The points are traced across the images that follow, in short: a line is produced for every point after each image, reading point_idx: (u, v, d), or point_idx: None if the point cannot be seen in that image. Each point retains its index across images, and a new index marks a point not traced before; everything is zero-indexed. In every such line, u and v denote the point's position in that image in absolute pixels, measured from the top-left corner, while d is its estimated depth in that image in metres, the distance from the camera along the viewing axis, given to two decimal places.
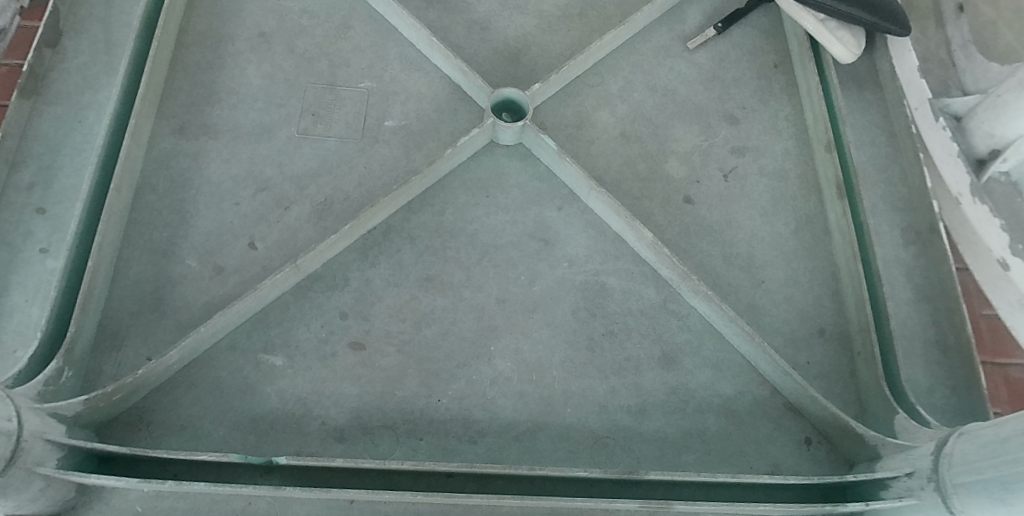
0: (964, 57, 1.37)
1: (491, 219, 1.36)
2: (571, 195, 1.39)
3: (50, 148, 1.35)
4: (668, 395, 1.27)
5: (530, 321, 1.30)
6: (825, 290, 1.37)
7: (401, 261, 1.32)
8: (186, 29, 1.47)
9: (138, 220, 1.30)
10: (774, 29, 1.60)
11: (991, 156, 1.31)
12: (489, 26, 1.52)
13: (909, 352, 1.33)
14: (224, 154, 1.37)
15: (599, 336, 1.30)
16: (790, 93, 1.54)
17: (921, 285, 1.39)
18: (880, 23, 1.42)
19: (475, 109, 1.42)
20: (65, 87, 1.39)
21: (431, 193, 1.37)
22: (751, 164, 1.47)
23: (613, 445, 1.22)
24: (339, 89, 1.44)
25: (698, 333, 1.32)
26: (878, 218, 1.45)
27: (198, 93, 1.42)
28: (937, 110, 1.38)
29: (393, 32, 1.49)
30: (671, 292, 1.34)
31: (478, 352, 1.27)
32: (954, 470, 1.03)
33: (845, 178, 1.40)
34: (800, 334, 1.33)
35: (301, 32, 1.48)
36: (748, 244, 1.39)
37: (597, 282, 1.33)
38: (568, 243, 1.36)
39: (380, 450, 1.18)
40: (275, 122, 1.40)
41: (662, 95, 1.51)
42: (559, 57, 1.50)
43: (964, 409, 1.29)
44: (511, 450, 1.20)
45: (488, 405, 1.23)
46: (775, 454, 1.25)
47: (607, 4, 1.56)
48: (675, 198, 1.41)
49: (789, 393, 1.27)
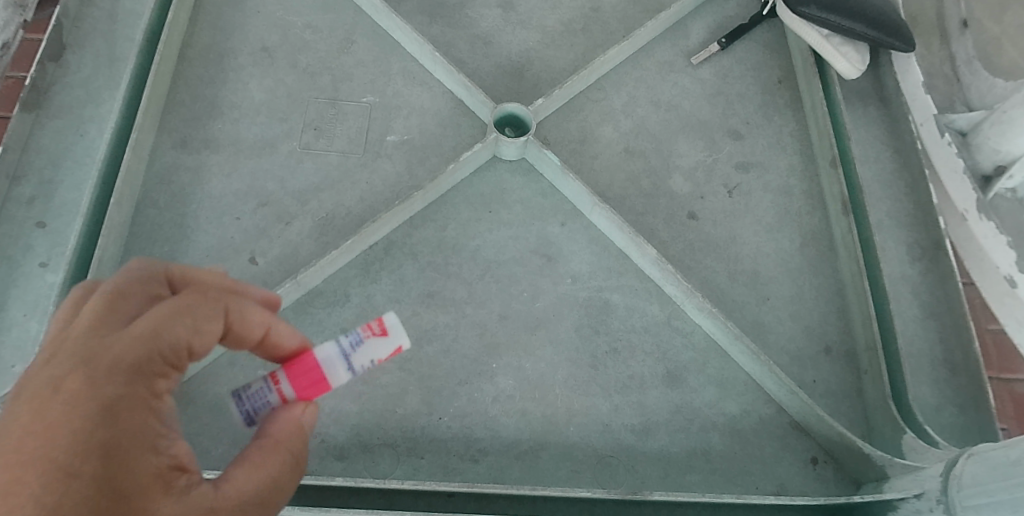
0: (969, 73, 1.42)
1: (494, 235, 1.35)
2: (574, 210, 1.38)
3: (52, 162, 1.34)
4: (672, 414, 1.25)
5: (533, 338, 1.28)
6: (831, 307, 1.36)
7: (402, 277, 1.30)
8: (189, 44, 1.46)
9: (138, 235, 1.29)
10: (777, 44, 1.60)
11: (996, 174, 1.34)
12: (492, 41, 1.51)
13: (918, 370, 1.31)
14: (225, 168, 1.36)
15: (602, 354, 1.28)
16: (795, 109, 1.54)
17: (928, 302, 1.37)
18: (884, 39, 1.43)
19: (478, 124, 1.42)
20: (67, 100, 1.39)
21: (433, 208, 1.36)
22: (756, 180, 1.46)
23: (617, 464, 1.20)
24: (342, 103, 1.43)
25: (703, 351, 1.30)
26: (884, 235, 1.42)
27: (200, 106, 1.41)
28: (943, 126, 1.40)
29: (396, 47, 1.49)
30: (675, 308, 1.33)
31: (480, 370, 1.25)
32: (963, 492, 1.01)
33: (851, 194, 1.40)
34: (806, 352, 1.31)
35: (303, 47, 1.48)
36: (753, 260, 1.38)
37: (600, 300, 1.32)
38: (570, 259, 1.35)
39: (380, 469, 1.17)
40: (277, 136, 1.40)
41: (666, 110, 1.51)
42: (562, 73, 1.49)
43: (973, 428, 1.26)
44: (514, 469, 1.18)
45: (490, 423, 1.21)
46: (781, 474, 1.23)
47: (610, 20, 1.56)
48: (679, 213, 1.40)
49: (795, 412, 1.25)
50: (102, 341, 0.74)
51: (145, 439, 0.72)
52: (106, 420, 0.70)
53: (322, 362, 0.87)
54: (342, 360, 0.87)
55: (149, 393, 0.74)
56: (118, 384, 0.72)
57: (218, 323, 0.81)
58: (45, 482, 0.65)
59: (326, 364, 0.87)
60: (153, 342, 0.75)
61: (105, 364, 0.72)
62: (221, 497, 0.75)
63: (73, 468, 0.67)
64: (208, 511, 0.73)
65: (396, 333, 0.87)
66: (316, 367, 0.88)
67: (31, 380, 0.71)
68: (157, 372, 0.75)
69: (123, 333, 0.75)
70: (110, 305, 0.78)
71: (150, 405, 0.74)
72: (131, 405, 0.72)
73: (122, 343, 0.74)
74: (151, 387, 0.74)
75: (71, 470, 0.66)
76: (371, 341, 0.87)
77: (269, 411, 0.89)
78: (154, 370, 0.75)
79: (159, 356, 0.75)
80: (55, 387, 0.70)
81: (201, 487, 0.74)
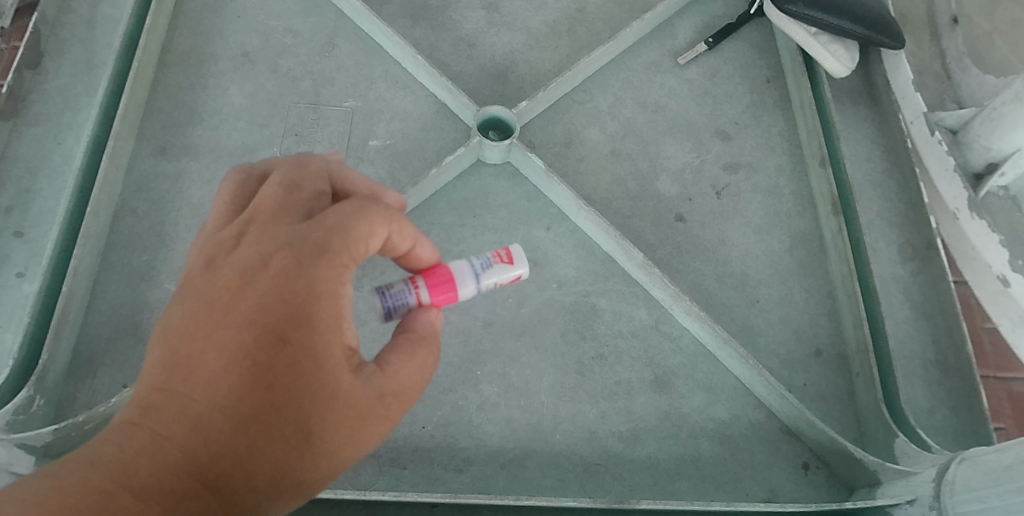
0: (959, 70, 1.42)
1: (478, 240, 1.33)
2: (561, 214, 1.36)
3: (30, 171, 1.32)
4: (660, 420, 1.23)
5: (518, 345, 1.26)
6: (822, 310, 1.34)
7: (385, 284, 1.28)
8: (169, 50, 1.44)
9: (116, 243, 1.27)
10: (766, 43, 1.58)
11: (988, 171, 1.34)
12: (476, 43, 1.50)
13: (909, 372, 1.29)
14: (205, 176, 1.34)
15: (589, 360, 1.26)
16: (783, 108, 1.52)
17: (920, 303, 1.35)
18: (873, 38, 1.41)
19: (462, 127, 1.40)
20: (44, 108, 1.37)
21: (417, 213, 1.34)
22: (745, 181, 1.44)
23: (603, 473, 1.18)
24: (323, 108, 1.41)
25: (691, 356, 1.28)
26: (874, 235, 1.40)
27: (180, 113, 1.39)
28: (932, 124, 1.40)
29: (379, 50, 1.47)
30: (662, 312, 1.31)
31: (465, 377, 1.23)
32: (956, 498, 0.99)
33: (840, 194, 1.38)
34: (797, 356, 1.29)
35: (284, 51, 1.46)
36: (743, 263, 1.36)
37: (587, 304, 1.30)
38: (556, 264, 1.33)
39: (361, 480, 1.14)
40: (257, 142, 1.38)
41: (653, 111, 1.49)
42: (547, 75, 1.47)
43: (966, 431, 1.24)
44: (499, 478, 1.16)
45: (474, 431, 1.19)
46: (772, 480, 1.21)
47: (596, 20, 1.54)
48: (666, 216, 1.38)
49: (786, 417, 1.23)
50: (294, 232, 0.84)
51: (333, 319, 0.82)
52: (306, 299, 0.80)
53: (458, 274, 0.97)
54: (474, 275, 0.98)
55: (340, 279, 0.83)
56: (316, 269, 0.81)
57: (386, 227, 0.88)
58: (255, 342, 0.77)
59: (459, 275, 0.97)
60: (336, 234, 0.84)
61: (305, 249, 0.82)
62: (389, 381, 0.85)
63: (280, 335, 0.78)
64: (379, 389, 0.84)
65: (521, 263, 1.01)
66: (451, 278, 0.97)
67: (231, 258, 0.82)
68: (345, 262, 0.84)
69: (318, 225, 0.84)
70: (292, 200, 0.88)
71: (339, 291, 0.83)
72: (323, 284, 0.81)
73: (315, 233, 0.83)
74: (341, 273, 0.83)
75: (279, 336, 0.78)
76: (498, 265, 1.00)
77: (405, 311, 0.95)
78: (343, 260, 0.84)
79: (346, 247, 0.84)
80: (258, 266, 0.81)
81: (373, 369, 0.85)
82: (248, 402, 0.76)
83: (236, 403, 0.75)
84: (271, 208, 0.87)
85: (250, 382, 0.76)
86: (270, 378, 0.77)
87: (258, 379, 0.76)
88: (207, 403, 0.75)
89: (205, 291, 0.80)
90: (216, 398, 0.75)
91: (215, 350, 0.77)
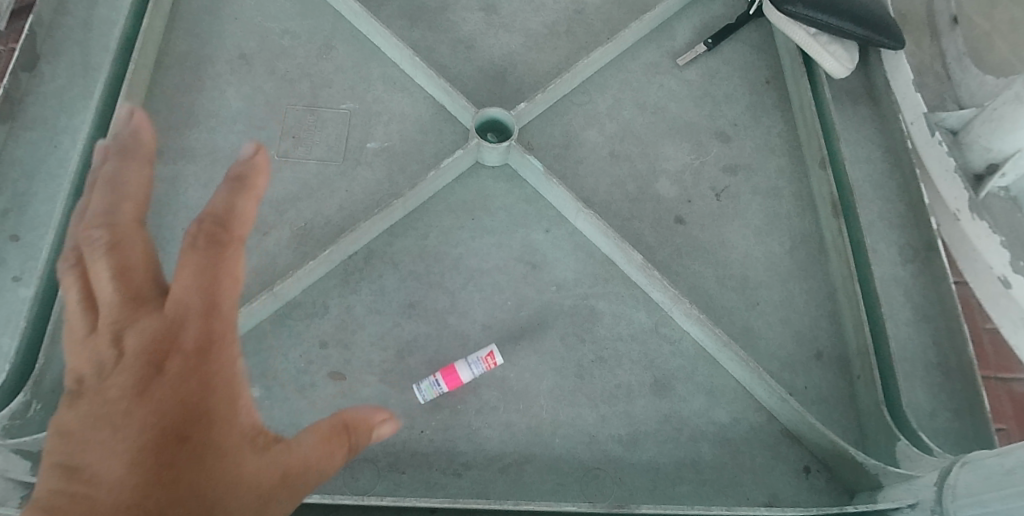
0: (959, 70, 1.42)
1: (476, 243, 1.32)
2: (560, 217, 1.36)
3: (25, 175, 1.32)
4: (660, 423, 1.22)
5: (517, 348, 1.25)
6: (823, 312, 1.33)
7: (383, 287, 1.28)
8: (166, 52, 1.44)
9: None
10: (765, 44, 1.57)
11: (988, 171, 1.33)
12: (474, 45, 1.49)
13: (910, 375, 1.28)
14: (202, 179, 1.33)
15: (589, 364, 1.25)
16: (783, 109, 1.51)
17: (921, 305, 1.34)
18: (872, 38, 1.40)
19: (460, 129, 1.39)
20: (40, 111, 1.36)
21: (415, 215, 1.33)
22: (745, 183, 1.43)
23: (603, 477, 1.17)
24: (320, 110, 1.40)
25: (691, 359, 1.27)
26: (875, 236, 1.39)
27: (176, 115, 1.38)
28: (932, 125, 1.39)
29: (376, 52, 1.46)
30: (662, 315, 1.30)
31: (463, 381, 1.22)
32: (957, 502, 0.98)
33: (840, 195, 1.37)
34: (797, 358, 1.29)
35: (282, 53, 1.45)
36: (742, 265, 1.35)
37: (586, 307, 1.29)
38: (555, 266, 1.32)
39: (359, 485, 1.13)
40: (254, 144, 1.37)
41: (652, 113, 1.48)
42: (545, 76, 1.47)
43: (967, 434, 1.24)
44: (498, 483, 1.15)
45: (473, 436, 1.18)
46: (772, 484, 1.20)
47: (594, 21, 1.54)
48: (666, 218, 1.38)
49: (787, 420, 1.22)
50: (171, 314, 0.82)
51: (227, 407, 0.80)
52: (201, 388, 0.78)
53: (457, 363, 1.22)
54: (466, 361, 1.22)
55: (228, 367, 0.81)
56: (202, 360, 0.79)
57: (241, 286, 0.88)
58: (156, 442, 0.73)
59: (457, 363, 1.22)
60: (206, 307, 0.82)
61: (184, 321, 0.81)
62: (292, 460, 0.84)
63: (181, 433, 0.74)
64: (282, 468, 0.83)
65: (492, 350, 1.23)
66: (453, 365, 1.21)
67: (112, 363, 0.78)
68: (220, 343, 0.82)
69: (192, 308, 0.82)
70: (152, 279, 0.87)
71: (229, 379, 0.81)
72: (208, 357, 0.80)
73: (192, 322, 0.81)
74: (226, 360, 0.81)
75: (178, 431, 0.74)
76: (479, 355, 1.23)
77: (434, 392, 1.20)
78: (220, 341, 0.82)
79: (225, 316, 0.83)
80: (140, 369, 0.77)
81: (276, 448, 0.84)
82: (156, 498, 0.69)
83: (141, 501, 0.69)
84: (131, 299, 0.84)
85: (155, 475, 0.71)
86: (173, 471, 0.72)
87: (160, 475, 0.71)
88: (106, 507, 0.68)
89: (95, 403, 0.76)
90: (119, 499, 0.68)
91: (111, 457, 0.71)
